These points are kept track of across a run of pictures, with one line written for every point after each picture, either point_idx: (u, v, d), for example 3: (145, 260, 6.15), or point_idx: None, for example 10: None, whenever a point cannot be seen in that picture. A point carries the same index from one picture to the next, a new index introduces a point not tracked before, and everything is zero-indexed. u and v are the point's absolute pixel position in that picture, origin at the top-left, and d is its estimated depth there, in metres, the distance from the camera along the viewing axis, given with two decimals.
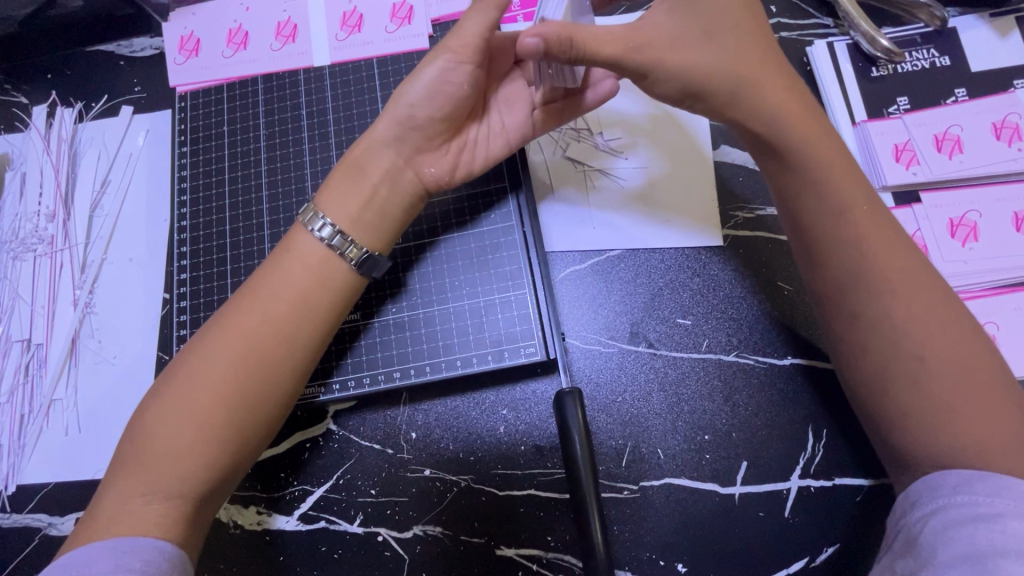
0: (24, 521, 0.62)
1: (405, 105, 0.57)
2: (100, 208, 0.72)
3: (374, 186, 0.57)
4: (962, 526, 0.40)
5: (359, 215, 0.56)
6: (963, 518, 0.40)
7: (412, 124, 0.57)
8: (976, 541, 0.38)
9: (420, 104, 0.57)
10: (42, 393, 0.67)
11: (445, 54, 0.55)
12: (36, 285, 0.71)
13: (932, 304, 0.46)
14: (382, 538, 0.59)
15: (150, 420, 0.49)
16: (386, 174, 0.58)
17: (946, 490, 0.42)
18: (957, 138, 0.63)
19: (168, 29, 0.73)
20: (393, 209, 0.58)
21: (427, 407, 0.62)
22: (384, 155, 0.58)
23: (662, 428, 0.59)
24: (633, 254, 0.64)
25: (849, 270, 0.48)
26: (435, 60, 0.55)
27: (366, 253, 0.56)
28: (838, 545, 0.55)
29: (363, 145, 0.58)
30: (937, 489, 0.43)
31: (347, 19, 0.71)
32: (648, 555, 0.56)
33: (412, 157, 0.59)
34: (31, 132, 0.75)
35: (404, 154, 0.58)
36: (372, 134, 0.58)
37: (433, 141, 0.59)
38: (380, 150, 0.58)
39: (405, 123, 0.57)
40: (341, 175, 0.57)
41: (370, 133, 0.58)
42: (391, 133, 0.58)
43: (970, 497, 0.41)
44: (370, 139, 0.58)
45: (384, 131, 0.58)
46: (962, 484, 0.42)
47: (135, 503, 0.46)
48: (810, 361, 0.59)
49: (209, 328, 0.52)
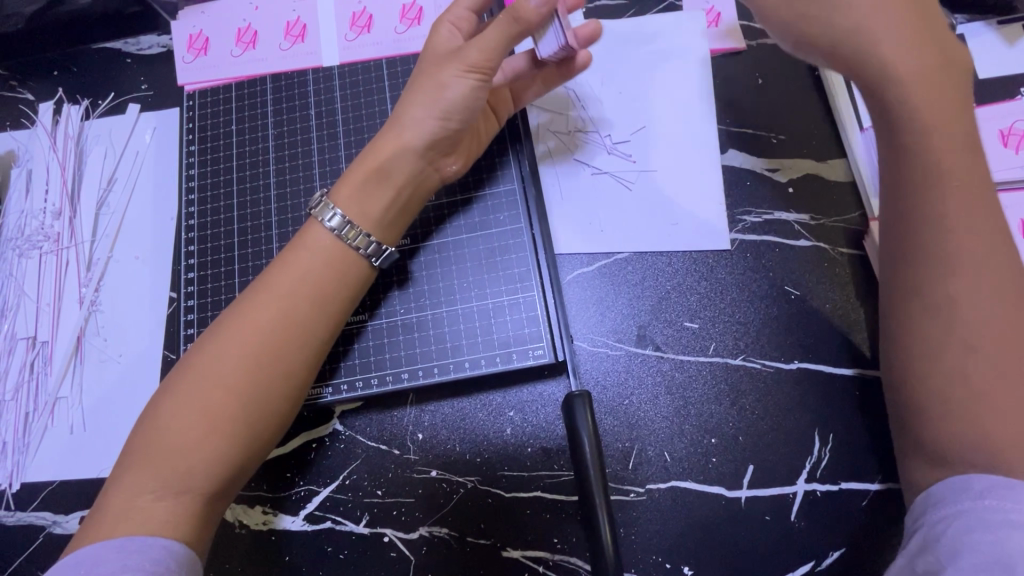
0: (28, 519, 0.62)
1: (433, 113, 0.56)
2: (106, 206, 0.72)
3: (400, 189, 0.57)
4: (993, 531, 0.39)
5: (382, 216, 0.57)
6: (994, 524, 0.40)
7: (441, 134, 0.57)
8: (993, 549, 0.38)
9: (452, 116, 0.56)
10: (46, 391, 0.67)
11: (472, 69, 0.54)
12: (41, 282, 0.70)
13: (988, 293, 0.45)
14: (388, 539, 0.59)
15: (161, 415, 0.49)
16: (411, 178, 0.58)
17: (973, 494, 0.42)
18: None
19: (177, 28, 0.73)
20: (412, 205, 0.59)
21: (433, 408, 0.62)
22: (411, 161, 0.57)
23: (668, 432, 0.59)
24: (640, 256, 0.64)
25: (927, 248, 0.48)
26: (464, 74, 0.54)
27: (375, 243, 0.56)
28: (844, 549, 0.55)
29: (389, 146, 0.56)
30: (964, 491, 0.43)
31: (356, 20, 0.71)
32: (654, 558, 0.56)
33: (434, 160, 0.59)
34: (36, 129, 0.74)
35: (427, 158, 0.58)
36: (400, 138, 0.56)
37: (454, 145, 0.59)
38: (405, 151, 0.56)
39: (434, 134, 0.56)
40: (365, 175, 0.56)
41: (398, 136, 0.56)
42: (418, 139, 0.56)
43: (998, 503, 0.41)
44: (397, 142, 0.56)
45: (412, 136, 0.56)
46: (989, 490, 0.41)
47: (141, 500, 0.46)
48: (817, 366, 0.59)
49: (221, 321, 0.52)
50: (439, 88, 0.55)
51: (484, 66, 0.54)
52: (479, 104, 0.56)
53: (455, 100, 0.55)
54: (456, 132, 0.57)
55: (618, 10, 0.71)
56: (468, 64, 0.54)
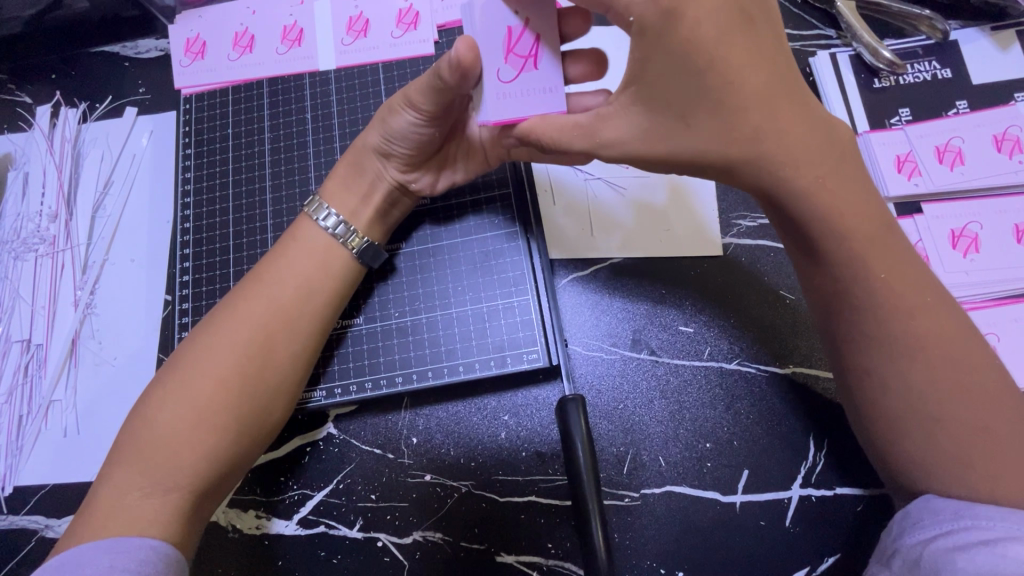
0: (20, 523, 0.62)
1: (381, 133, 0.57)
2: (102, 209, 0.72)
3: (370, 189, 0.58)
4: (964, 549, 0.40)
5: (357, 212, 0.58)
6: (968, 542, 0.40)
7: (393, 154, 0.57)
8: (979, 564, 0.38)
9: (397, 141, 0.56)
10: (41, 393, 0.66)
11: (409, 104, 0.53)
12: (37, 285, 0.70)
13: (941, 327, 0.45)
14: (381, 544, 0.58)
15: (152, 410, 0.49)
16: (381, 180, 0.59)
17: (947, 515, 0.42)
18: (958, 149, 0.64)
19: (175, 33, 0.73)
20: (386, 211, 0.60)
21: (427, 412, 0.61)
22: (376, 164, 0.58)
23: (663, 437, 0.59)
24: (633, 262, 0.64)
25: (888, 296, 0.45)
26: (404, 107, 0.54)
27: (358, 236, 0.57)
28: (839, 555, 0.55)
29: (356, 149, 0.59)
30: (937, 513, 0.43)
31: (353, 24, 0.71)
32: (648, 563, 0.56)
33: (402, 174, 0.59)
34: (34, 132, 0.75)
35: (393, 169, 0.59)
36: (364, 140, 0.58)
37: (417, 167, 0.59)
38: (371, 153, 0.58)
39: (387, 152, 0.57)
40: (343, 172, 0.59)
41: (364, 138, 0.58)
42: (375, 150, 0.57)
43: (973, 522, 0.41)
44: (362, 145, 0.58)
45: (370, 145, 0.58)
46: (963, 509, 0.42)
47: (131, 497, 0.46)
48: (810, 371, 0.59)
49: (213, 316, 0.53)
50: (389, 114, 0.56)
51: (415, 102, 0.53)
52: (420, 137, 0.55)
53: (397, 129, 0.55)
54: (406, 156, 0.57)
55: None
56: (406, 97, 0.53)
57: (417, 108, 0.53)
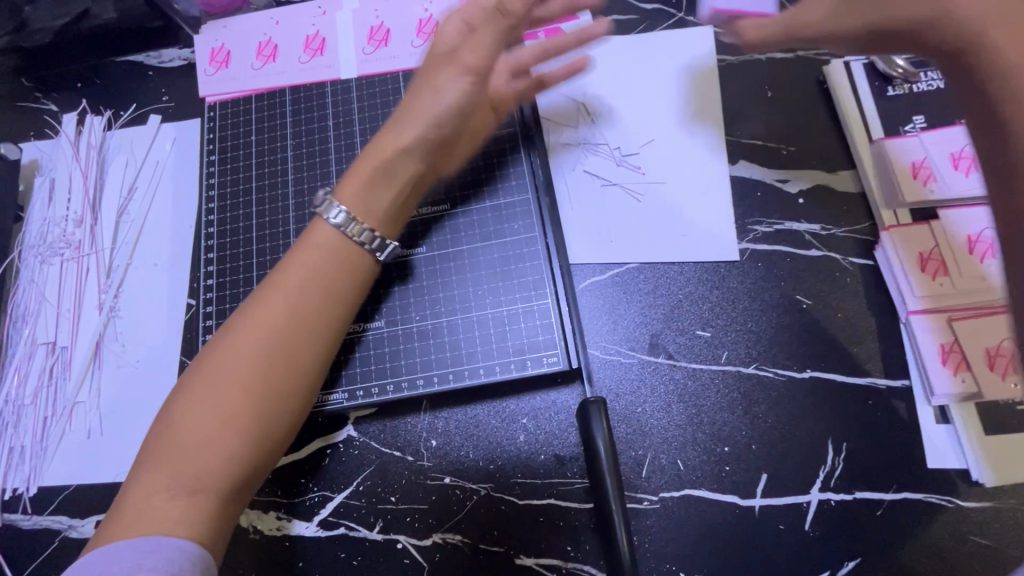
0: (44, 523, 0.63)
1: (425, 123, 0.59)
2: (126, 214, 0.73)
3: (401, 184, 0.59)
4: None
5: (382, 209, 0.58)
6: None
7: (432, 138, 0.60)
8: None
9: (444, 120, 0.59)
10: (65, 395, 0.67)
11: (466, 70, 0.59)
12: (62, 288, 0.72)
13: None
14: (401, 546, 0.59)
15: (176, 415, 0.49)
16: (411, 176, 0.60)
17: None
18: (975, 156, 0.62)
19: (199, 42, 0.75)
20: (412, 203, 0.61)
21: (446, 415, 0.62)
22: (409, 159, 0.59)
23: (681, 441, 0.59)
24: (651, 265, 0.64)
25: None
26: (456, 76, 0.59)
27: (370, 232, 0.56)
28: (859, 559, 0.55)
29: (384, 145, 0.59)
30: None
31: (374, 34, 0.73)
32: (667, 566, 0.56)
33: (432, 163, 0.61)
34: (60, 139, 0.76)
35: (427, 158, 0.60)
36: (393, 136, 0.59)
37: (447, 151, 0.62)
38: (403, 147, 0.59)
39: (425, 139, 0.59)
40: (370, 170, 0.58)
41: (390, 135, 0.59)
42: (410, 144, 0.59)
43: None
44: (391, 141, 0.59)
45: (404, 138, 0.59)
46: None
47: (156, 498, 0.47)
48: (828, 375, 0.60)
49: (232, 321, 0.53)
50: (432, 93, 0.60)
51: (477, 65, 0.59)
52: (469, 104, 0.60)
53: (447, 104, 0.59)
54: (448, 136, 0.61)
55: (629, 27, 0.73)
56: (461, 67, 0.59)
57: (476, 70, 0.59)
